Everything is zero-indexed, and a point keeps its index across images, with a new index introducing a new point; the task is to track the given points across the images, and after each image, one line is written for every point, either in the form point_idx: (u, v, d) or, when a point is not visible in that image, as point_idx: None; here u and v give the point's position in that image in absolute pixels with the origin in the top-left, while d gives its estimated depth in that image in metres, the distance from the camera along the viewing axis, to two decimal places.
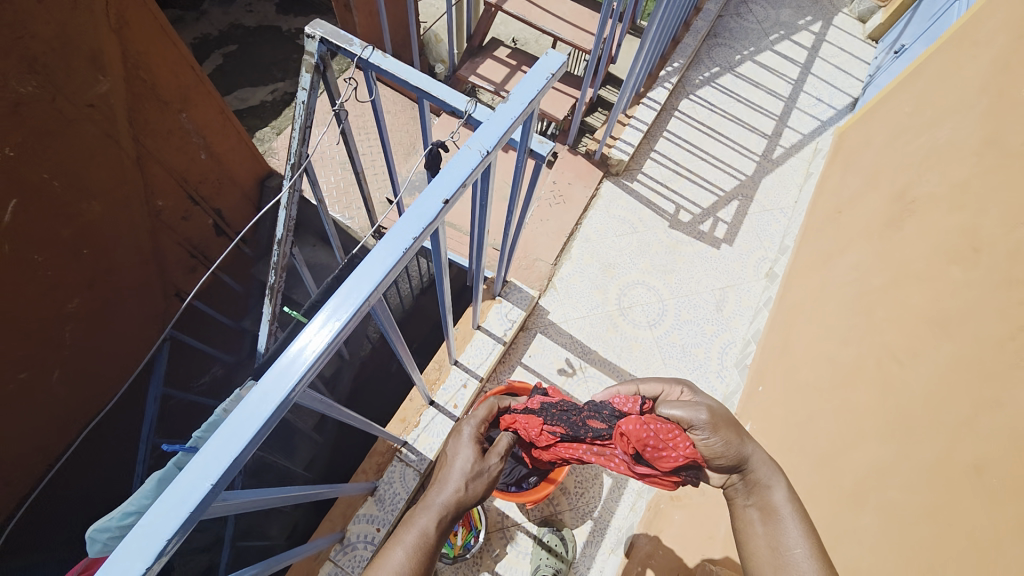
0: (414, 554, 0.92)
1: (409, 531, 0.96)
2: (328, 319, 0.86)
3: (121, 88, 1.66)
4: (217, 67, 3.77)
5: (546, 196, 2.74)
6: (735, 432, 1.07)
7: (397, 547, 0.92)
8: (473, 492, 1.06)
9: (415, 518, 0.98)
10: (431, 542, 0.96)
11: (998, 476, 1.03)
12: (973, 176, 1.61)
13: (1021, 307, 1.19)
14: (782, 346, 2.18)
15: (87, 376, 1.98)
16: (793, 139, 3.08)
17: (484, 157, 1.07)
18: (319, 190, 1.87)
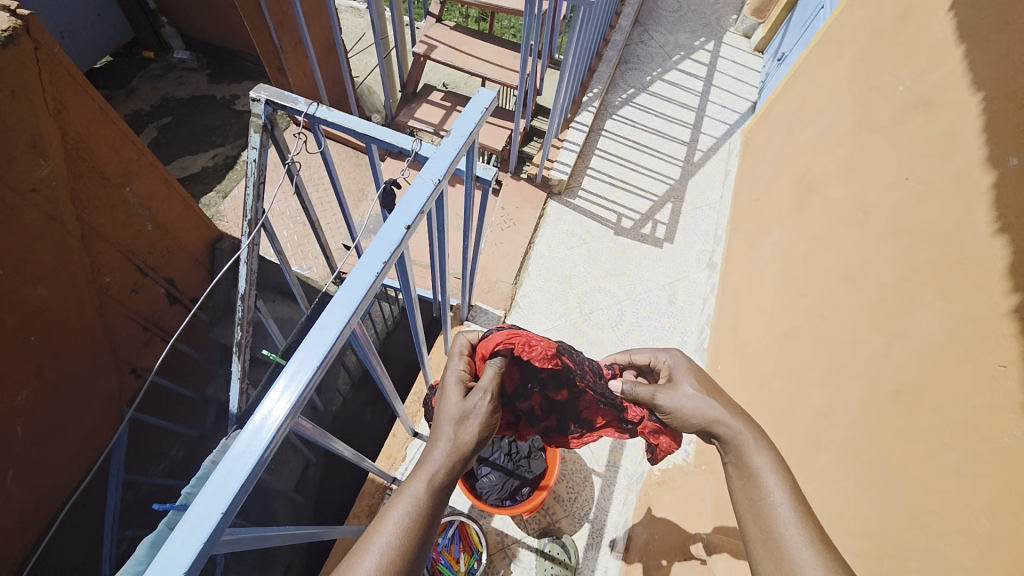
0: (412, 513, 0.98)
1: (405, 495, 1.00)
2: (288, 386, 0.84)
3: (62, 171, 1.72)
4: (153, 139, 3.78)
5: (497, 221, 2.90)
6: (705, 399, 1.31)
7: (397, 504, 0.98)
8: (463, 444, 1.12)
9: (410, 480, 1.03)
10: (428, 498, 1.02)
11: (914, 394, 1.16)
12: (853, 152, 1.86)
13: (908, 251, 1.37)
14: (730, 324, 2.35)
15: (40, 474, 1.93)
16: (708, 143, 3.42)
17: (437, 185, 1.14)
18: (277, 244, 1.93)
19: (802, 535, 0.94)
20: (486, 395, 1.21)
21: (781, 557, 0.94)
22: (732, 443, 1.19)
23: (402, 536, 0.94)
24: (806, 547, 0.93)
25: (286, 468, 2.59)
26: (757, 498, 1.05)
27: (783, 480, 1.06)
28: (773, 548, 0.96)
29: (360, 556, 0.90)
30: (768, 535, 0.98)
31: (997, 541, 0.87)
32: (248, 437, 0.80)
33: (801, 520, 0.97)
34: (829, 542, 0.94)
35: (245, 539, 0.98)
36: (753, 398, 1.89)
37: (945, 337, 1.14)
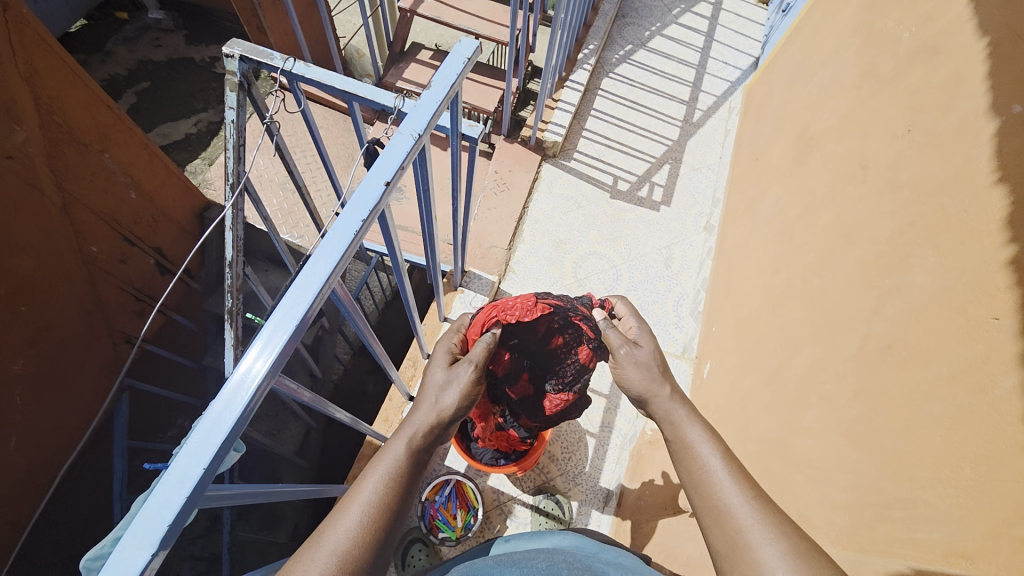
0: (392, 473, 1.01)
1: (385, 457, 1.03)
2: (266, 345, 0.83)
3: (37, 137, 1.66)
4: (132, 105, 3.66)
5: (490, 185, 2.84)
6: (648, 368, 1.31)
7: (374, 474, 1.00)
8: (444, 412, 1.17)
9: (391, 442, 1.07)
10: (408, 460, 1.05)
11: (903, 349, 1.16)
12: (855, 105, 1.79)
13: (904, 205, 1.33)
14: (725, 286, 2.33)
15: (42, 441, 1.99)
16: (708, 102, 3.30)
17: (417, 139, 1.10)
18: (263, 209, 1.88)
19: (744, 499, 0.98)
20: (471, 365, 1.24)
21: (725, 521, 0.97)
22: (665, 421, 1.21)
23: (383, 493, 0.97)
24: (748, 508, 0.96)
25: (286, 434, 2.71)
26: (695, 468, 1.06)
27: (717, 446, 1.09)
28: (716, 512, 0.99)
29: (342, 511, 0.92)
30: (710, 502, 1.00)
31: (980, 489, 0.88)
32: (229, 395, 0.80)
33: (739, 484, 1.01)
34: (766, 500, 0.98)
35: (232, 494, 0.98)
36: (745, 358, 1.90)
37: (937, 290, 1.13)
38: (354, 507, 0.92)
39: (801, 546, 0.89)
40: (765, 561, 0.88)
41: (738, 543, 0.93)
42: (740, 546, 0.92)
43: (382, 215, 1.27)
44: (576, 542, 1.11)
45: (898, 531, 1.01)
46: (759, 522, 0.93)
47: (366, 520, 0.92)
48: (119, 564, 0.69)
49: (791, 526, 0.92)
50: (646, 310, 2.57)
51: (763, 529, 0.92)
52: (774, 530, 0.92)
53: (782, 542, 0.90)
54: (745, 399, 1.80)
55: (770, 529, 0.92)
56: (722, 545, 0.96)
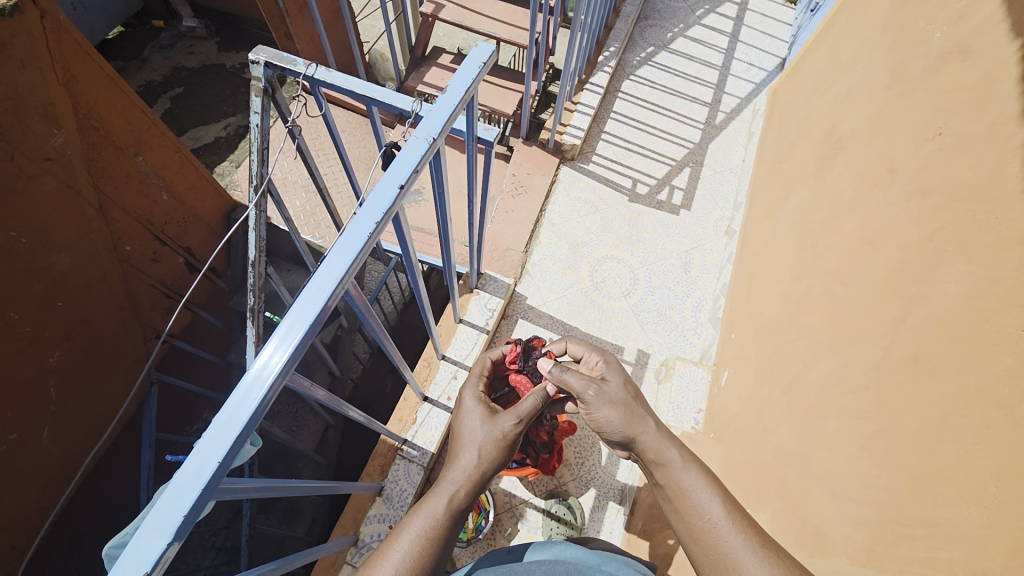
0: (430, 529, 1.02)
1: (423, 513, 1.05)
2: (280, 344, 0.86)
3: (76, 140, 1.76)
4: (166, 110, 3.82)
5: (508, 188, 2.85)
6: (622, 410, 1.31)
7: (406, 530, 1.00)
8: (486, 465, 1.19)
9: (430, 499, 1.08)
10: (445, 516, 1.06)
11: (929, 360, 1.11)
12: (883, 107, 1.74)
13: (933, 211, 1.28)
14: (746, 292, 2.28)
15: (77, 432, 2.09)
16: (731, 104, 3.24)
17: (431, 143, 1.12)
18: (285, 210, 1.92)
19: (747, 546, 0.96)
20: (515, 419, 1.28)
21: (732, 572, 0.95)
22: (659, 463, 1.19)
23: (418, 549, 0.98)
24: (755, 559, 0.94)
25: (305, 431, 2.80)
26: (693, 521, 1.05)
27: (716, 494, 1.07)
28: (718, 565, 0.97)
29: (377, 564, 0.94)
30: (713, 554, 0.99)
31: (1005, 509, 0.84)
32: (245, 391, 0.83)
33: (738, 526, 1.00)
34: (771, 545, 0.96)
35: (246, 487, 1.00)
36: (765, 366, 1.85)
37: (965, 299, 1.08)
38: (387, 564, 0.94)
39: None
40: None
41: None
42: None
43: (396, 216, 1.28)
44: (580, 553, 1.11)
45: (918, 550, 0.97)
46: (767, 572, 0.91)
47: None
48: (138, 551, 0.73)
49: (798, 574, 0.91)
50: (663, 316, 2.54)
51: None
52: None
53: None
54: (763, 408, 1.75)
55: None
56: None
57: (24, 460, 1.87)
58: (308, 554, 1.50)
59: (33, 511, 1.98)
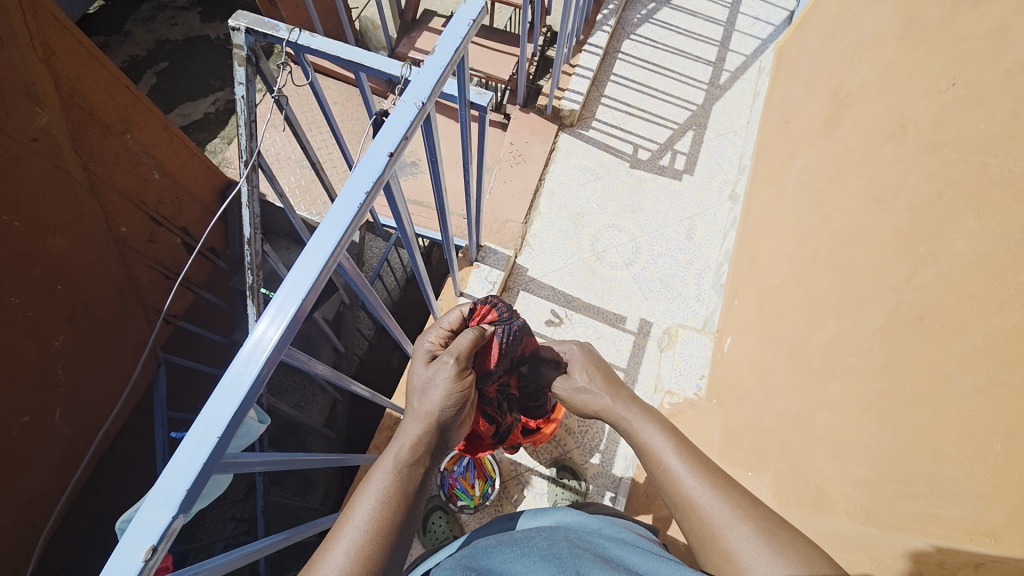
0: (386, 488, 0.96)
1: (376, 477, 0.98)
2: (273, 320, 0.84)
3: (61, 118, 1.71)
4: (153, 86, 3.72)
5: (506, 158, 2.79)
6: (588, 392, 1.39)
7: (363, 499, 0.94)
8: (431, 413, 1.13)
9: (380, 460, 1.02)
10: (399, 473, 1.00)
11: (936, 321, 1.09)
12: (895, 59, 1.65)
13: (945, 167, 1.23)
14: (750, 257, 2.24)
15: (87, 414, 2.13)
16: (736, 62, 3.11)
17: (421, 107, 1.08)
18: (278, 186, 1.88)
19: (703, 486, 0.99)
20: (448, 359, 1.21)
21: (692, 513, 0.97)
22: (621, 424, 1.26)
23: (377, 513, 0.92)
24: (710, 495, 0.98)
25: (315, 407, 2.88)
26: (654, 465, 1.09)
27: (678, 446, 1.10)
28: (682, 506, 1.00)
29: (335, 538, 0.87)
30: (675, 495, 1.02)
31: (1009, 466, 0.84)
32: (241, 366, 0.82)
33: (694, 469, 1.04)
34: (727, 484, 1.00)
35: (255, 461, 1.00)
36: (768, 331, 1.84)
37: (975, 258, 1.05)
38: (343, 536, 0.87)
39: (765, 526, 0.90)
40: (735, 543, 0.89)
41: (706, 532, 0.94)
42: (710, 536, 0.93)
43: (389, 187, 1.25)
44: (579, 518, 1.13)
45: (920, 508, 0.98)
46: (724, 506, 0.95)
47: (356, 553, 0.85)
48: (144, 523, 0.74)
49: (749, 502, 0.95)
50: (666, 284, 2.51)
51: (727, 512, 0.94)
52: (738, 511, 0.93)
53: (747, 523, 0.91)
54: (767, 372, 1.75)
55: (733, 511, 0.94)
56: (694, 536, 0.96)
57: (38, 442, 1.91)
58: (320, 523, 1.53)
59: (50, 490, 2.04)
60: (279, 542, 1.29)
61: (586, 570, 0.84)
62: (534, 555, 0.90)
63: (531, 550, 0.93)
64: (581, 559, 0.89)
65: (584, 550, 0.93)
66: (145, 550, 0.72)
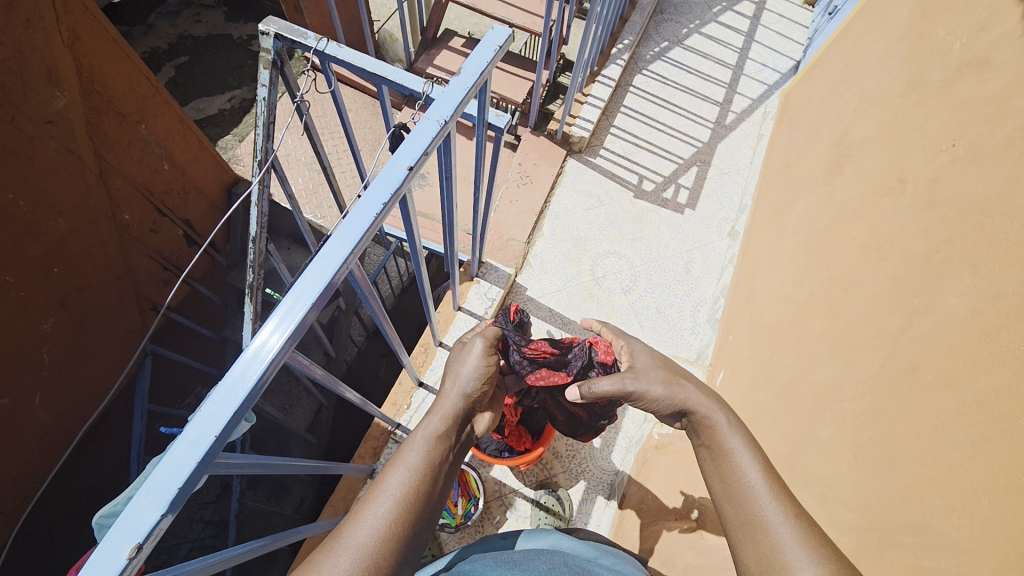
0: (390, 515, 0.85)
1: (381, 497, 0.88)
2: (280, 323, 0.85)
3: (78, 103, 1.73)
4: (171, 79, 3.76)
5: (513, 177, 2.84)
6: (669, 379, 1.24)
7: (397, 468, 0.94)
8: (447, 432, 1.08)
9: (386, 478, 0.91)
10: (410, 498, 0.90)
11: (927, 372, 1.11)
12: (896, 115, 1.73)
13: (942, 224, 1.28)
14: (746, 295, 2.28)
15: (69, 400, 2.08)
16: (742, 105, 3.22)
17: (442, 126, 1.10)
18: (288, 187, 1.89)
19: (784, 516, 0.89)
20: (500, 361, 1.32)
21: (762, 534, 0.89)
22: (704, 424, 1.14)
23: (377, 546, 0.81)
24: (788, 527, 0.87)
25: (299, 410, 2.85)
26: (732, 484, 0.98)
27: (765, 473, 0.97)
28: (751, 525, 0.91)
29: (369, 502, 0.87)
30: (746, 515, 0.93)
31: (994, 522, 0.85)
32: (246, 364, 0.82)
33: (778, 497, 0.93)
34: (808, 518, 0.90)
35: (241, 463, 0.99)
36: (762, 368, 1.86)
37: (968, 314, 1.08)
38: (383, 498, 0.87)
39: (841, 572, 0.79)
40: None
41: (772, 561, 0.85)
42: (774, 566, 0.84)
43: (403, 200, 1.27)
44: (575, 545, 1.12)
45: (906, 558, 0.98)
46: (800, 543, 0.84)
47: (394, 515, 0.85)
48: (131, 520, 0.72)
49: (830, 549, 0.83)
50: (662, 314, 2.53)
51: (800, 551, 0.83)
52: (812, 551, 0.83)
53: (823, 565, 0.81)
54: (758, 410, 1.76)
55: (806, 550, 0.83)
56: (752, 562, 0.88)
57: (15, 425, 1.86)
58: (298, 532, 1.50)
59: (23, 476, 1.97)
60: (254, 548, 1.27)
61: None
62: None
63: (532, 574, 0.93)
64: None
65: None
66: (129, 548, 0.70)
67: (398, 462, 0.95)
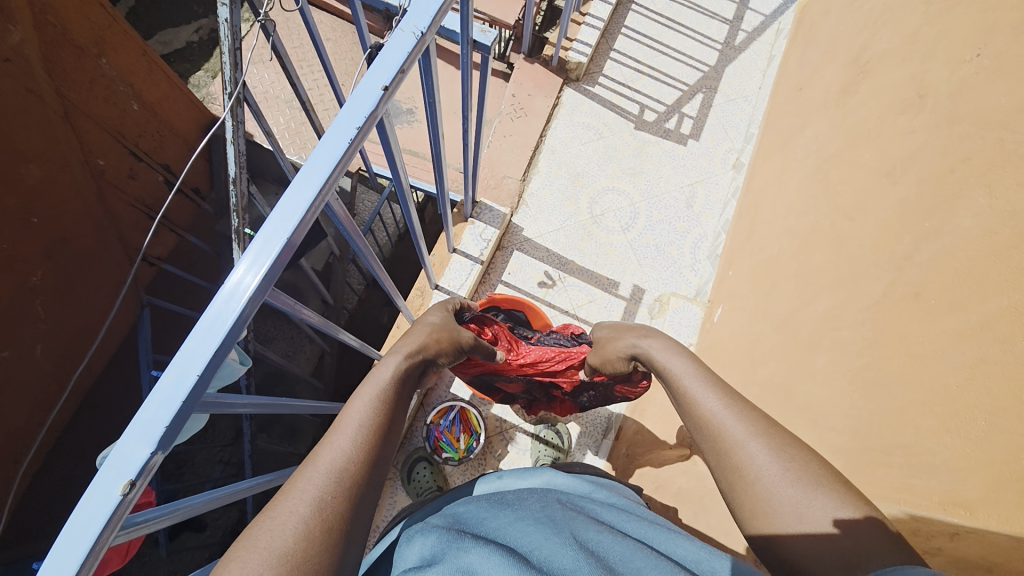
0: (360, 440, 0.83)
1: (346, 427, 0.85)
2: (256, 260, 0.80)
3: (33, 38, 1.60)
4: (130, 8, 3.45)
5: (507, 111, 2.67)
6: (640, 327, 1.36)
7: (358, 402, 0.90)
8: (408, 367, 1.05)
9: (351, 409, 0.88)
10: (374, 425, 0.86)
11: (931, 297, 1.08)
12: (920, 24, 1.57)
13: (961, 141, 1.19)
14: (748, 229, 2.21)
15: (68, 350, 2.08)
16: (754, 22, 2.96)
17: (420, 39, 0.99)
18: (265, 124, 1.75)
19: (721, 405, 0.95)
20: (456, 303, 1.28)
21: (711, 431, 0.92)
22: (652, 361, 1.22)
23: (350, 469, 0.78)
24: (728, 414, 0.92)
25: (302, 356, 2.91)
26: (696, 415, 0.97)
27: (732, 399, 0.95)
28: (700, 425, 0.95)
29: (333, 435, 0.83)
30: (694, 419, 0.97)
31: (990, 441, 0.85)
32: (222, 304, 0.78)
33: (720, 393, 0.98)
34: (745, 402, 0.94)
35: (242, 403, 0.98)
36: (762, 302, 1.83)
37: (979, 234, 1.03)
38: (345, 430, 0.84)
39: (785, 444, 0.85)
40: (748, 459, 0.84)
41: (722, 448, 0.89)
42: (726, 450, 0.88)
43: (385, 130, 1.17)
44: (570, 482, 1.15)
45: (894, 476, 1.00)
46: (738, 423, 0.90)
47: (359, 442, 0.82)
48: (123, 456, 0.72)
49: (770, 423, 0.89)
50: (661, 251, 2.48)
51: (742, 428, 0.89)
52: (754, 428, 0.88)
53: (764, 438, 0.86)
54: (757, 342, 1.76)
55: (749, 426, 0.89)
56: (711, 455, 0.91)
57: (19, 376, 1.87)
58: None
59: (33, 426, 2.01)
60: (264, 483, 1.29)
61: (581, 532, 0.86)
62: (528, 518, 0.91)
63: (525, 513, 0.93)
64: (575, 522, 0.90)
65: (576, 512, 0.96)
66: (123, 484, 0.70)
67: (359, 395, 0.92)
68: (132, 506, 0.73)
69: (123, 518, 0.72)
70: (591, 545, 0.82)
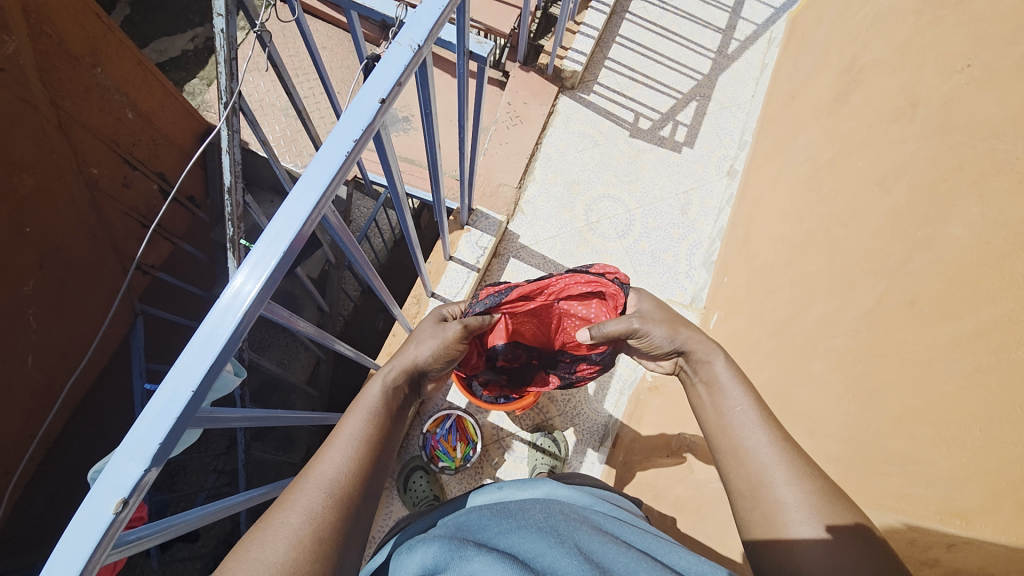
0: (354, 453, 0.88)
1: (342, 441, 0.89)
2: (253, 272, 0.80)
3: (28, 48, 1.60)
4: (127, 17, 3.43)
5: (502, 118, 2.68)
6: (671, 324, 1.31)
7: (355, 417, 0.95)
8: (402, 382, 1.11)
9: (346, 423, 0.94)
10: (368, 439, 0.92)
11: (925, 305, 1.09)
12: (910, 34, 1.60)
13: (952, 150, 1.20)
14: (743, 236, 2.22)
15: (60, 361, 2.06)
16: (747, 31, 3.00)
17: (416, 51, 1.00)
18: (260, 133, 1.75)
19: (767, 439, 0.96)
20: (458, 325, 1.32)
21: (747, 461, 0.95)
22: (696, 358, 1.23)
23: (344, 482, 0.83)
24: (773, 450, 0.94)
25: (297, 364, 2.90)
26: (727, 441, 1.00)
27: (761, 415, 1.01)
28: (739, 454, 0.97)
29: (328, 447, 0.88)
30: (734, 444, 0.98)
31: (986, 450, 0.85)
32: (218, 317, 0.78)
33: (767, 426, 0.99)
34: (791, 441, 0.97)
35: (235, 416, 0.97)
36: (757, 308, 1.84)
37: (972, 243, 1.05)
38: (340, 443, 0.89)
39: (827, 488, 0.87)
40: (787, 498, 0.87)
41: (756, 479, 0.92)
42: (764, 486, 0.90)
43: (379, 140, 1.18)
44: (571, 493, 1.14)
45: (891, 485, 1.00)
46: (782, 462, 0.92)
47: (353, 455, 0.88)
48: (114, 474, 0.71)
49: (815, 469, 0.90)
50: (657, 258, 2.49)
51: (785, 469, 0.91)
52: (796, 469, 0.91)
53: (809, 482, 0.88)
54: (753, 349, 1.76)
55: (792, 468, 0.91)
56: (741, 484, 0.94)
57: (9, 388, 1.84)
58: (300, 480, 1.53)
59: (23, 438, 1.98)
60: (258, 497, 1.28)
61: (585, 543, 0.86)
62: (530, 527, 0.90)
63: (527, 522, 0.92)
64: (579, 534, 0.90)
65: (579, 523, 0.95)
66: (114, 502, 0.69)
67: (354, 410, 0.97)
68: (125, 525, 0.72)
69: (114, 537, 0.71)
70: (597, 557, 0.81)
